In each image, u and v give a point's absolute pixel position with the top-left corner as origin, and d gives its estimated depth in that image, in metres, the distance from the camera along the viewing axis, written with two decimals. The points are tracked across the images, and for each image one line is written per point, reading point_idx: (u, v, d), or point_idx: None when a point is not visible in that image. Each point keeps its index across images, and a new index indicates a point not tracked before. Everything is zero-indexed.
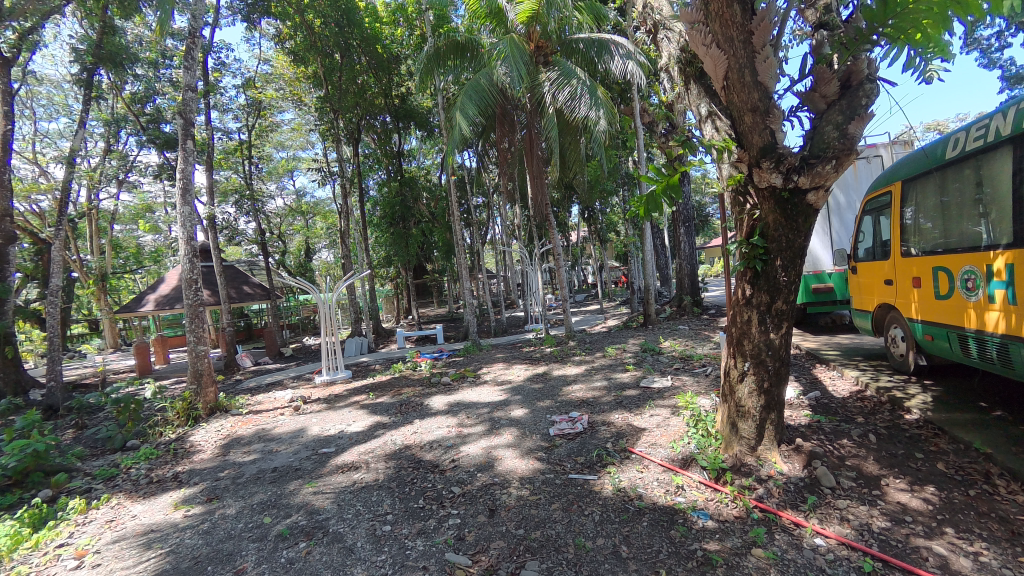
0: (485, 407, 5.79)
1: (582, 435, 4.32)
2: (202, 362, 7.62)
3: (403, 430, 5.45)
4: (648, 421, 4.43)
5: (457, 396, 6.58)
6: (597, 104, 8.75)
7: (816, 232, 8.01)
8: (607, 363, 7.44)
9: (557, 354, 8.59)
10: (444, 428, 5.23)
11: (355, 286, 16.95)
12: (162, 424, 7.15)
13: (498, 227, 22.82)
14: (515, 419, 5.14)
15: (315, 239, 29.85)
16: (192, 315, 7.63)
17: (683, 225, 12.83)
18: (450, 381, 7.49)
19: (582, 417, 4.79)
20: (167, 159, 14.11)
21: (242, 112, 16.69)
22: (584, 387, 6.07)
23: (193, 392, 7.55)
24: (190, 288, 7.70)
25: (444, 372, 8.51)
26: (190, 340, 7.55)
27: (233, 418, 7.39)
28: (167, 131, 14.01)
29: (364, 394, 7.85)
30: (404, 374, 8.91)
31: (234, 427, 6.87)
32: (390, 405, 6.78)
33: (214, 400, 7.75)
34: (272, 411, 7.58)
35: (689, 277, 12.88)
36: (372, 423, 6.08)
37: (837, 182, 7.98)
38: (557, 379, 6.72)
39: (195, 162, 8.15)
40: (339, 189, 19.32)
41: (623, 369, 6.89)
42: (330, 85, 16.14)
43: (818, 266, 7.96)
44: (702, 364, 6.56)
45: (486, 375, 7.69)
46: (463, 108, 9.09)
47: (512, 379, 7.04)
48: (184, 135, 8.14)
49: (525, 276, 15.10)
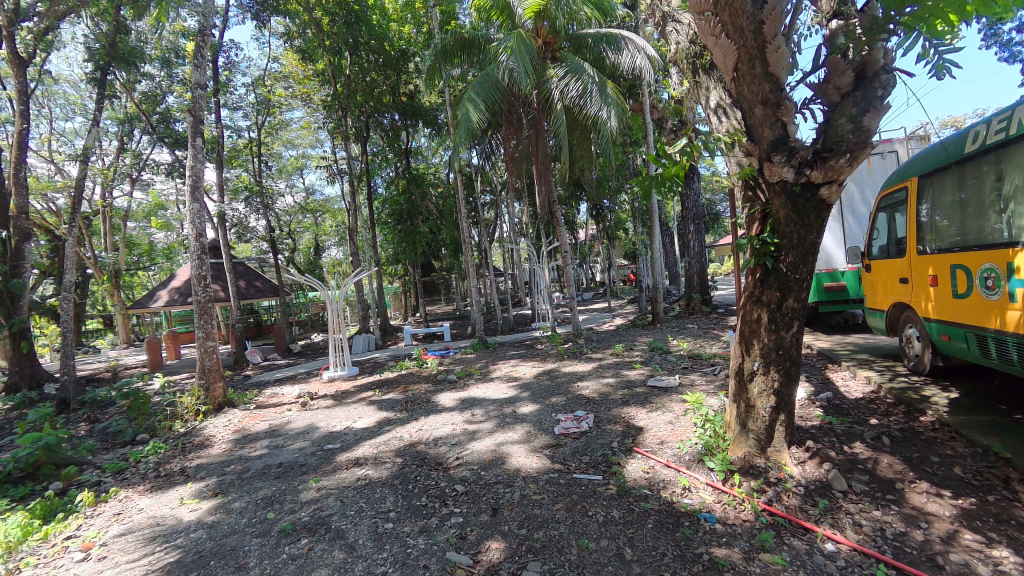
0: (492, 404, 5.75)
1: (588, 434, 4.27)
2: (210, 358, 7.64)
3: (409, 427, 5.43)
4: (656, 420, 4.37)
5: (464, 393, 6.56)
6: (606, 100, 8.65)
7: (829, 229, 7.85)
8: (614, 361, 7.35)
9: (565, 351, 8.54)
10: (449, 425, 5.20)
11: (362, 283, 17.00)
12: (171, 419, 7.22)
13: (506, 225, 22.75)
14: (522, 416, 5.09)
15: (325, 237, 30.10)
16: (201, 311, 7.64)
17: (692, 223, 12.70)
18: (457, 378, 7.47)
19: (589, 415, 4.73)
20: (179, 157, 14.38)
21: (252, 110, 16.89)
22: (592, 384, 6.00)
23: (200, 388, 7.58)
24: (199, 285, 7.70)
25: (451, 369, 8.50)
26: (198, 335, 7.58)
27: (241, 413, 7.45)
28: (178, 130, 14.25)
29: (371, 390, 7.87)
30: (411, 372, 8.90)
31: (241, 423, 6.92)
32: (396, 401, 6.78)
33: (222, 396, 7.81)
34: (280, 407, 7.63)
35: (699, 275, 12.73)
36: (378, 419, 6.08)
37: (851, 177, 7.83)
38: (565, 376, 6.67)
39: (204, 160, 8.19)
40: (348, 186, 19.40)
41: (631, 367, 6.80)
42: (339, 83, 16.22)
43: (831, 264, 7.79)
44: (710, 363, 6.47)
45: (493, 372, 7.67)
46: (471, 103, 9.04)
47: (519, 376, 6.98)
48: (193, 133, 8.16)
49: (533, 273, 15.05)
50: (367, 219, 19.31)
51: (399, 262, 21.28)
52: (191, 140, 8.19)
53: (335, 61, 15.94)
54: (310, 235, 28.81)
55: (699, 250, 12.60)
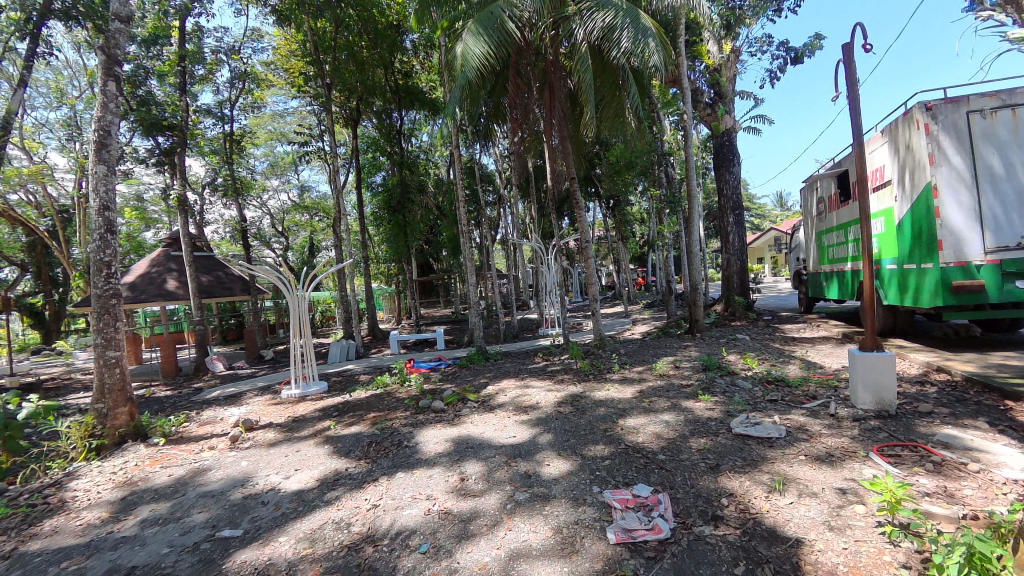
0: (495, 454, 3.70)
1: (675, 550, 2.27)
2: (110, 374, 5.62)
3: (362, 495, 3.40)
4: (802, 524, 2.36)
5: (456, 429, 4.52)
6: (644, 33, 6.66)
7: (956, 207, 5.32)
8: (663, 384, 5.30)
9: (589, 367, 6.46)
10: (421, 499, 3.15)
11: (349, 282, 15.03)
12: (48, 459, 5.17)
13: (511, 224, 20.83)
14: (545, 485, 3.07)
15: (320, 236, 28.33)
16: (100, 310, 5.63)
17: (732, 213, 10.71)
18: (444, 405, 5.36)
19: (664, 497, 2.72)
20: (148, 138, 12.56)
21: (232, 90, 15.07)
22: (644, 427, 3.95)
23: (97, 415, 5.55)
24: (98, 275, 5.64)
25: (439, 390, 6.44)
26: (95, 343, 5.56)
27: (147, 450, 5.38)
28: (151, 110, 12.33)
29: (332, 417, 5.81)
30: (388, 392, 6.81)
31: (135, 468, 4.77)
32: (356, 437, 4.73)
33: (128, 425, 5.72)
34: (203, 441, 5.56)
35: (740, 275, 10.66)
36: (324, 472, 4.06)
37: (994, 139, 5.27)
38: (598, 406, 4.65)
39: (118, 113, 6.15)
40: (336, 174, 17.43)
41: (692, 396, 4.79)
42: (326, 57, 14.46)
43: (960, 253, 5.32)
44: (812, 395, 4.45)
45: (496, 395, 5.65)
46: (470, 45, 7.05)
47: (533, 406, 4.91)
48: (103, 76, 6.10)
49: (542, 272, 13.07)
50: (358, 212, 17.36)
51: (393, 260, 19.35)
52: (99, 85, 6.14)
53: (319, 28, 14.03)
54: (304, 234, 27.01)
55: (741, 245, 10.61)
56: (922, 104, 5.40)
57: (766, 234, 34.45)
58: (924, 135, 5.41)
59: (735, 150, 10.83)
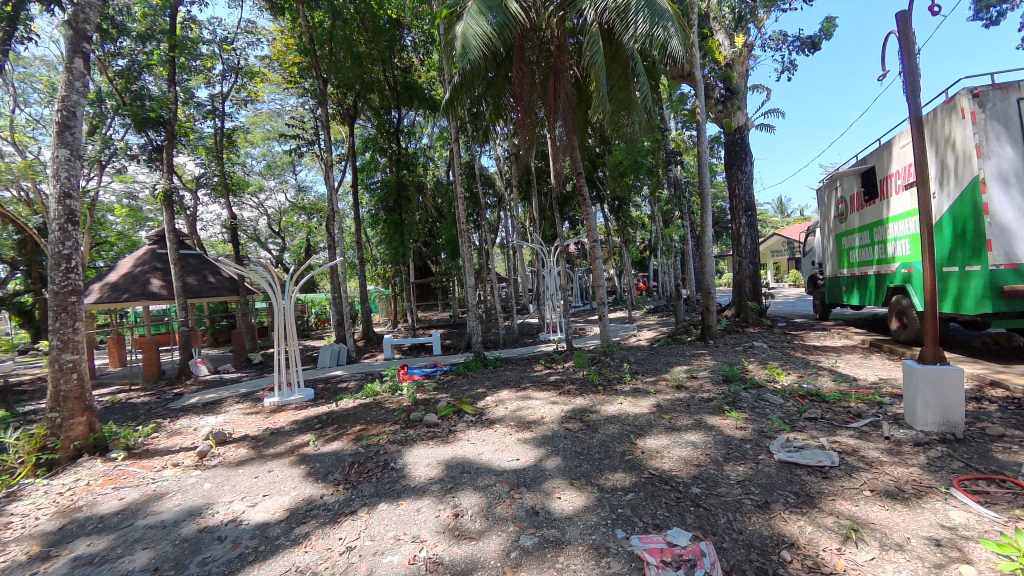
0: (495, 482, 3.13)
1: None
2: (66, 379, 5.04)
3: (334, 534, 2.83)
4: None
5: (449, 448, 3.95)
6: (661, 15, 6.21)
7: (1007, 204, 4.80)
8: (682, 397, 4.74)
9: (597, 377, 5.89)
10: (404, 542, 2.58)
11: (344, 284, 14.47)
12: None
13: (512, 226, 20.32)
14: (556, 529, 2.49)
15: (317, 237, 27.77)
16: (56, 309, 5.06)
17: (744, 214, 10.19)
18: (437, 418, 4.78)
19: (710, 550, 2.16)
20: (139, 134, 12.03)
21: (225, 84, 14.53)
22: (668, 449, 3.39)
23: (48, 426, 4.96)
24: (55, 270, 5.08)
25: (432, 400, 5.86)
26: (49, 345, 4.98)
27: (103, 466, 4.79)
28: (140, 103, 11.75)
29: (313, 430, 5.22)
30: (377, 402, 6.23)
31: (84, 488, 4.19)
32: (336, 456, 4.16)
33: (86, 438, 5.13)
34: (168, 455, 4.98)
35: (753, 279, 10.11)
36: (296, 498, 3.49)
37: None
38: (612, 423, 4.08)
39: (85, 93, 5.56)
40: (333, 173, 16.91)
41: (717, 411, 4.23)
42: (322, 51, 13.95)
43: (1011, 255, 4.79)
44: (858, 415, 3.88)
45: (495, 407, 5.07)
46: (471, 23, 6.58)
47: (536, 422, 4.33)
48: (69, 53, 5.51)
49: (544, 275, 12.52)
50: (354, 212, 16.79)
51: (390, 262, 18.77)
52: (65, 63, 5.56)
53: (316, 21, 13.55)
54: (301, 235, 26.48)
55: (753, 247, 10.10)
56: (968, 91, 4.86)
57: (770, 241, 33.93)
58: (970, 125, 4.88)
59: (748, 149, 10.34)
